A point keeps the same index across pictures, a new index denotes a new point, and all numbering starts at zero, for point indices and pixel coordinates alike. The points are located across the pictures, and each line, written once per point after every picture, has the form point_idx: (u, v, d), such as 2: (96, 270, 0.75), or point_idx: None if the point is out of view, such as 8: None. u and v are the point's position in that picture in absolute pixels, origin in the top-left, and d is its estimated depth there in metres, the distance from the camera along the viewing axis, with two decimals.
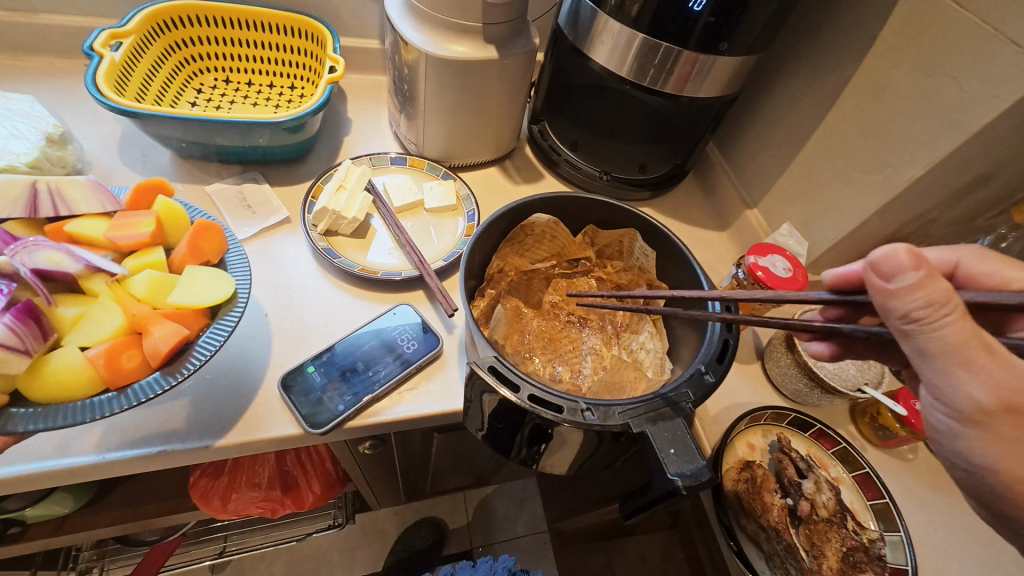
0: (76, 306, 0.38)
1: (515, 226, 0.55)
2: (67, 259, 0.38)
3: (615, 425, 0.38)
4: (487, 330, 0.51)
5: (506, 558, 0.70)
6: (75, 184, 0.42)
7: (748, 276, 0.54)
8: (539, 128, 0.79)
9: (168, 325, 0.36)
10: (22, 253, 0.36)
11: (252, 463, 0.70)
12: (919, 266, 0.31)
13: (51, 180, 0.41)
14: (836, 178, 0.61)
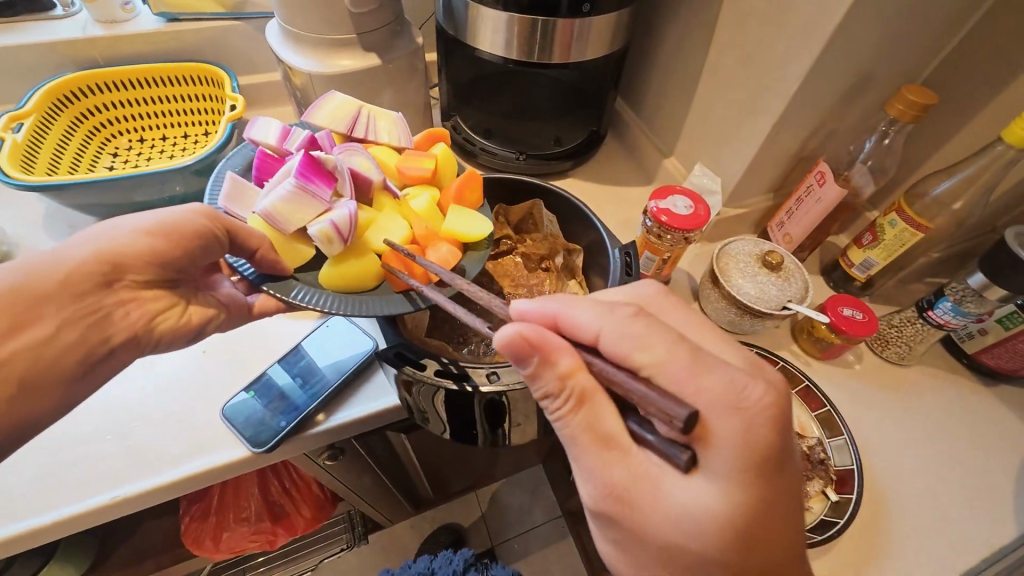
0: (368, 212, 0.46)
1: None
2: (372, 167, 0.48)
3: (518, 382, 0.41)
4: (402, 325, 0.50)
5: (464, 552, 0.80)
6: (389, 119, 0.52)
7: (653, 222, 0.55)
8: (451, 124, 0.80)
9: (444, 250, 0.46)
10: (347, 158, 0.47)
11: (236, 500, 0.71)
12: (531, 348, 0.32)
13: (371, 110, 0.52)
14: (730, 112, 0.63)
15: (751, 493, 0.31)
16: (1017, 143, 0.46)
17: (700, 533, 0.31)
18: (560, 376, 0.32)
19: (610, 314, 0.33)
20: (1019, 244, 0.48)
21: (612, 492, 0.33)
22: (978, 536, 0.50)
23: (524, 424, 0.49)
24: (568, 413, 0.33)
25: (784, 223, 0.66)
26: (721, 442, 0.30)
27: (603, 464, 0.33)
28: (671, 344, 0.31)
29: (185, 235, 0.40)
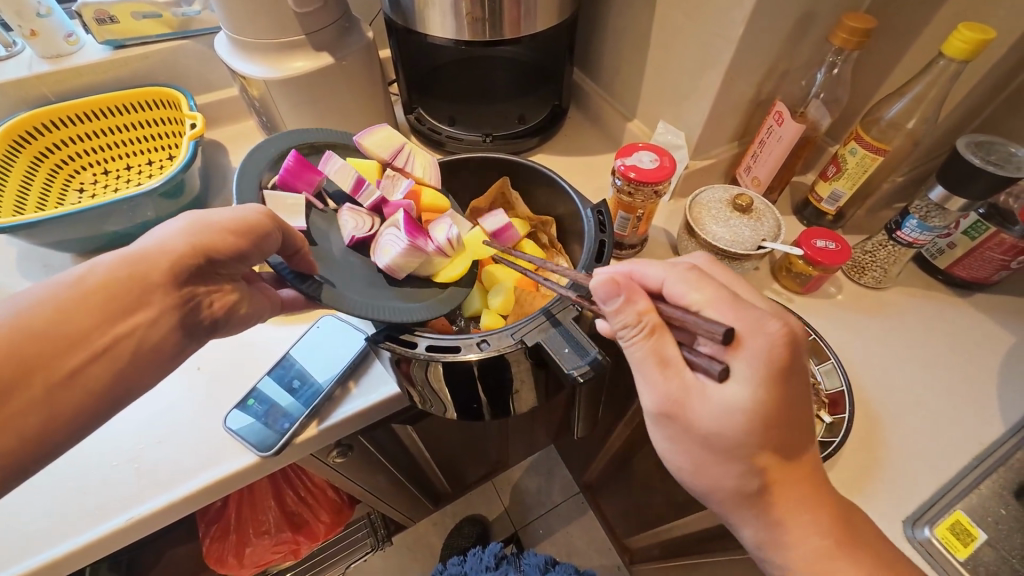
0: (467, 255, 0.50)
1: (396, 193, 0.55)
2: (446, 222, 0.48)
3: (509, 346, 0.42)
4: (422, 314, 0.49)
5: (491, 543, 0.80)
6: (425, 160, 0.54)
7: (623, 180, 0.56)
8: (415, 116, 0.80)
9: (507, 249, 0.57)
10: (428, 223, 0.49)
11: (254, 515, 0.72)
12: (619, 292, 0.36)
13: (411, 146, 0.54)
14: (683, 65, 0.64)
15: (775, 402, 0.35)
16: (957, 55, 0.48)
17: (738, 427, 0.36)
18: (637, 314, 0.36)
19: (672, 267, 0.39)
20: (971, 152, 0.50)
21: (666, 405, 0.37)
22: (967, 435, 0.52)
23: (524, 391, 0.50)
24: (641, 342, 0.37)
25: (751, 167, 0.67)
26: (751, 361, 0.35)
27: (664, 383, 0.37)
28: (719, 289, 0.37)
29: (261, 234, 0.40)
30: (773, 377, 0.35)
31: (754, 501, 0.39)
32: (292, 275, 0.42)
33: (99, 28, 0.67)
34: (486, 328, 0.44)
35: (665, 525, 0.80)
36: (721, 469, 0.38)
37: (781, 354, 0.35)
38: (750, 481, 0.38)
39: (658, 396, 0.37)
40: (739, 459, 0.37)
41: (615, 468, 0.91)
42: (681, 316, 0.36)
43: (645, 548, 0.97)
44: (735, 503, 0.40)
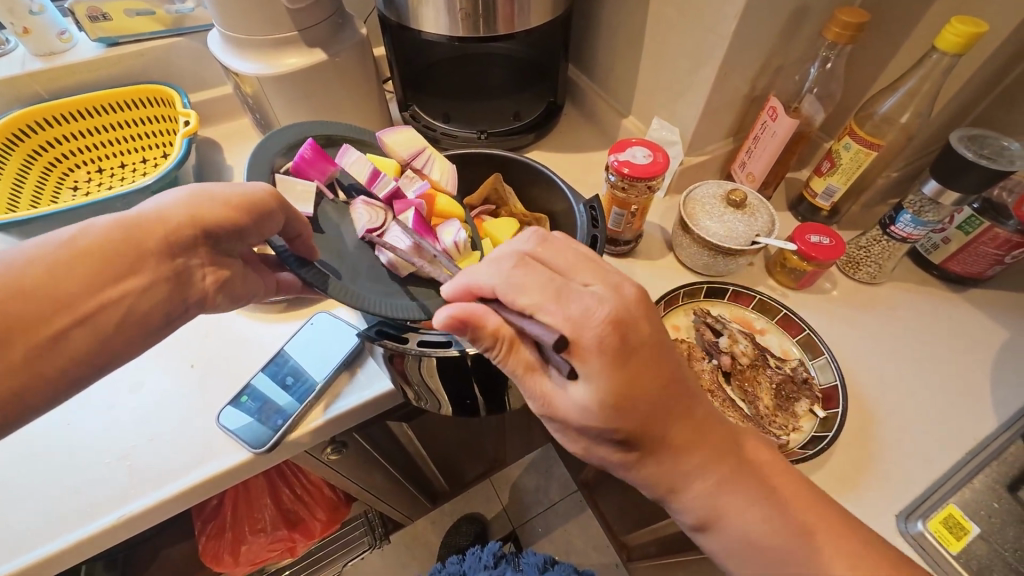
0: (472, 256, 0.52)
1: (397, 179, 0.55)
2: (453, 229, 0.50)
3: None
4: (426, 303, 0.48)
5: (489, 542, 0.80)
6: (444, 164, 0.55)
7: (617, 176, 0.55)
8: (410, 113, 0.79)
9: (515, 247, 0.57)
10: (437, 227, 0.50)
11: (250, 513, 0.72)
12: (465, 322, 0.35)
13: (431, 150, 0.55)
14: (677, 60, 0.64)
15: (632, 398, 0.33)
16: (949, 49, 0.48)
17: (629, 425, 0.34)
18: (491, 334, 0.36)
19: (498, 267, 0.35)
20: (964, 146, 0.50)
21: (547, 396, 0.36)
22: (961, 430, 0.52)
23: (517, 386, 0.50)
24: (504, 359, 0.37)
25: (746, 162, 0.67)
26: (590, 360, 0.33)
27: (538, 376, 0.36)
28: (543, 282, 0.34)
29: (262, 212, 0.40)
30: (610, 368, 0.33)
31: (635, 469, 0.37)
32: (295, 262, 0.41)
33: (93, 25, 0.67)
34: None
35: (662, 522, 0.80)
36: (602, 446, 0.37)
37: (607, 350, 0.32)
38: (628, 453, 0.36)
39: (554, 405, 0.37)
40: (649, 455, 0.36)
41: None
42: (525, 319, 0.34)
43: (641, 545, 0.97)
44: (625, 472, 0.38)
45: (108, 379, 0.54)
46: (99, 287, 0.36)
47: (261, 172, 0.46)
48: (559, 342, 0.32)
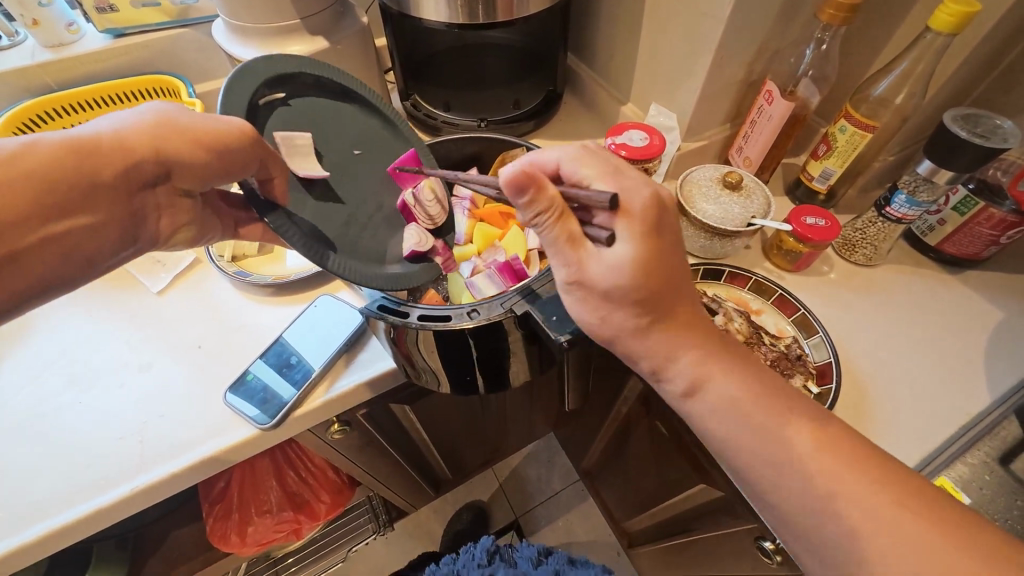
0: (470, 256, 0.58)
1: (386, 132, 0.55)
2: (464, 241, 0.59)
3: (499, 315, 0.43)
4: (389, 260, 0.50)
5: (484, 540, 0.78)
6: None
7: (614, 159, 0.56)
8: (411, 102, 0.81)
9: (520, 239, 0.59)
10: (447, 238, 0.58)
11: (256, 494, 0.73)
12: (530, 179, 0.37)
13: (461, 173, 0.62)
14: (675, 45, 0.64)
15: (654, 260, 0.37)
16: (941, 27, 0.48)
17: (633, 281, 0.37)
18: (548, 198, 0.37)
19: (569, 152, 0.41)
20: (956, 124, 0.50)
21: (573, 273, 0.38)
22: (956, 407, 0.52)
23: (515, 364, 0.51)
24: (551, 224, 0.38)
25: (742, 147, 0.67)
26: (633, 219, 0.37)
27: (572, 252, 0.38)
28: (599, 164, 0.40)
29: (236, 152, 0.42)
30: (645, 234, 0.37)
31: (645, 335, 0.39)
32: (266, 208, 0.42)
33: (101, 17, 0.69)
34: (476, 299, 0.45)
35: (661, 506, 0.81)
36: (618, 312, 0.38)
37: (651, 214, 0.37)
38: (642, 318, 0.39)
39: (569, 269, 0.38)
40: (630, 308, 0.38)
41: (612, 452, 0.92)
42: (579, 190, 0.38)
43: (642, 532, 0.98)
44: (629, 341, 0.40)
45: (118, 359, 0.56)
46: (48, 217, 0.38)
47: (241, 100, 0.44)
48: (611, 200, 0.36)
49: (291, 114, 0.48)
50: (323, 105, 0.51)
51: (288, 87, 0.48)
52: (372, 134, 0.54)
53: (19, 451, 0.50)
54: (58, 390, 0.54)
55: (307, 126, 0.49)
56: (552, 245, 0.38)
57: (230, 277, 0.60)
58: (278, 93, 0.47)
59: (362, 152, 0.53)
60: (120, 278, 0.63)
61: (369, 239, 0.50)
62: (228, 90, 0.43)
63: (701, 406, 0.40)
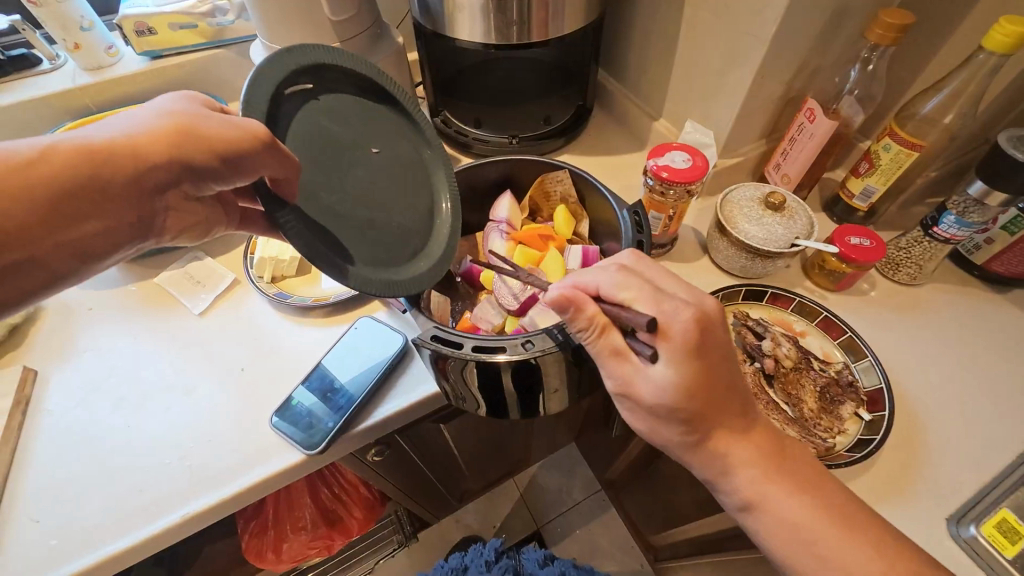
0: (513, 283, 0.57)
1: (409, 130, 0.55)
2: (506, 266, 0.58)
3: (554, 346, 0.43)
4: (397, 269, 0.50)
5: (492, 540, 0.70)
6: (511, 203, 0.61)
7: (655, 180, 0.56)
8: (441, 119, 0.82)
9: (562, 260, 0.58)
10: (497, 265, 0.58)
11: (291, 511, 0.74)
12: (568, 304, 0.39)
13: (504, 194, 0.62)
14: (715, 63, 0.64)
15: (699, 379, 0.37)
16: (997, 49, 0.47)
17: (669, 402, 0.37)
18: (587, 318, 0.38)
19: (604, 272, 0.40)
20: (1013, 146, 0.50)
21: (620, 386, 0.39)
22: (1012, 434, 0.51)
23: (559, 390, 0.50)
24: (593, 341, 0.39)
25: (780, 164, 0.67)
26: (675, 347, 0.36)
27: (616, 366, 0.39)
28: (641, 285, 0.38)
29: (249, 158, 0.40)
30: (687, 361, 0.36)
31: (694, 450, 0.40)
32: (269, 199, 0.42)
33: (139, 39, 0.70)
34: (530, 329, 0.44)
35: (694, 522, 0.80)
36: (666, 429, 0.39)
37: (693, 341, 0.36)
38: (688, 436, 0.39)
39: (612, 380, 0.40)
40: (674, 421, 0.38)
41: (640, 467, 0.91)
42: (616, 311, 0.38)
43: (670, 546, 0.97)
44: (681, 453, 0.41)
45: (164, 382, 0.56)
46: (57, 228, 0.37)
47: (268, 85, 0.42)
48: (651, 324, 0.35)
49: (317, 104, 0.47)
50: (351, 102, 0.50)
51: (317, 77, 0.47)
52: (396, 140, 0.54)
53: (72, 476, 0.50)
54: (106, 414, 0.54)
55: (331, 121, 0.48)
56: (601, 362, 0.40)
57: (270, 299, 0.61)
58: (308, 82, 0.46)
59: (379, 151, 0.51)
60: (161, 299, 0.63)
61: (378, 242, 0.49)
62: (258, 76, 0.41)
63: (756, 520, 0.40)
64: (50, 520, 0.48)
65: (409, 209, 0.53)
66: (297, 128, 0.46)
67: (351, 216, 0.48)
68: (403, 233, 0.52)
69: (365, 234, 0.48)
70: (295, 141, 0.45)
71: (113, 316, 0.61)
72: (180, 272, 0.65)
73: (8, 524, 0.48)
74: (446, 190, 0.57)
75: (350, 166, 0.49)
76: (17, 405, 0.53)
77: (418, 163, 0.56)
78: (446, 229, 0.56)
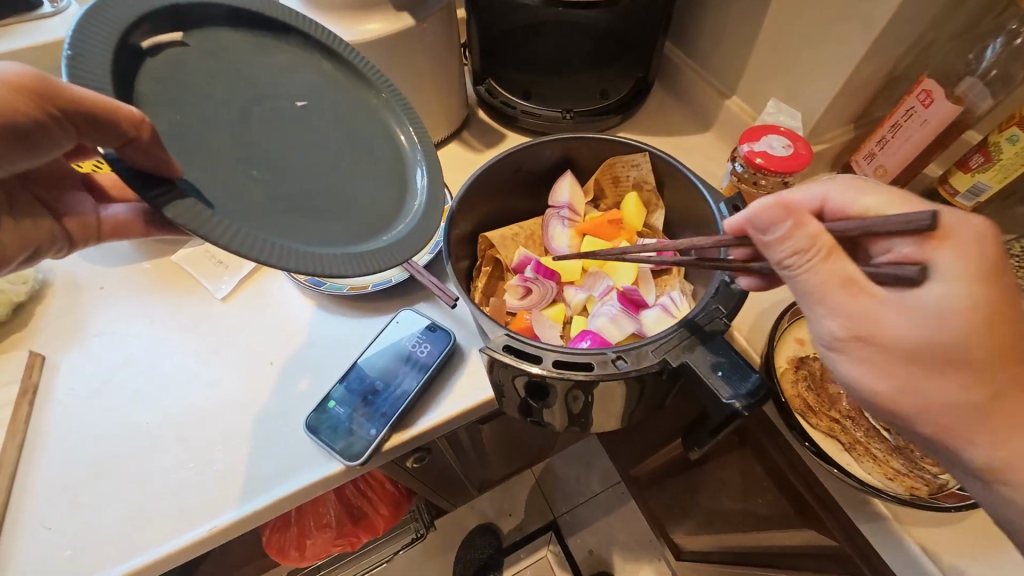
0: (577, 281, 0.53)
1: (343, 78, 0.44)
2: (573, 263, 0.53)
3: (652, 365, 0.37)
4: (346, 244, 0.37)
5: None
6: (578, 191, 0.55)
7: (746, 167, 0.49)
8: (485, 87, 0.73)
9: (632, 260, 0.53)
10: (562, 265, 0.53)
11: (315, 507, 0.69)
12: (787, 216, 0.33)
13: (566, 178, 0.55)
14: (817, 33, 0.56)
15: (998, 307, 0.31)
16: None
17: (946, 327, 0.31)
18: (812, 235, 0.32)
19: (830, 181, 0.37)
20: None
21: (853, 326, 0.33)
22: None
23: (632, 408, 0.45)
24: (818, 266, 0.33)
25: (875, 154, 0.59)
26: (955, 257, 0.31)
27: (847, 299, 0.32)
28: (891, 198, 0.36)
29: (96, 121, 0.30)
30: (971, 269, 0.31)
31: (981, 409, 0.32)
32: (143, 182, 0.29)
33: None
34: (622, 344, 0.38)
35: (735, 531, 0.76)
36: (941, 383, 0.32)
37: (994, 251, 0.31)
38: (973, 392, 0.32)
39: (840, 318, 0.33)
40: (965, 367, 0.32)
41: (671, 470, 0.86)
42: (855, 227, 0.32)
43: (699, 549, 0.94)
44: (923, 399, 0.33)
45: (184, 374, 0.51)
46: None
47: (107, 38, 0.31)
48: (932, 221, 0.29)
49: (198, 59, 0.36)
50: (244, 49, 0.39)
51: (187, 23, 0.36)
52: (322, 84, 0.43)
53: (85, 478, 0.45)
54: (122, 409, 0.49)
55: (217, 70, 0.37)
56: (818, 295, 0.33)
57: (301, 285, 0.54)
58: (174, 32, 0.36)
59: (305, 104, 0.41)
60: (180, 279, 0.57)
61: (336, 210, 0.39)
62: (80, 29, 0.30)
63: None
64: (65, 528, 0.43)
65: (368, 162, 0.42)
66: (178, 93, 0.35)
67: (291, 190, 0.37)
68: (368, 191, 0.41)
69: (291, 205, 0.36)
70: (185, 109, 0.34)
71: (126, 297, 0.55)
72: (200, 249, 0.58)
73: (18, 531, 0.43)
74: (403, 122, 0.45)
75: (268, 126, 0.38)
76: (23, 395, 0.48)
77: (361, 112, 0.44)
78: (419, 173, 0.45)
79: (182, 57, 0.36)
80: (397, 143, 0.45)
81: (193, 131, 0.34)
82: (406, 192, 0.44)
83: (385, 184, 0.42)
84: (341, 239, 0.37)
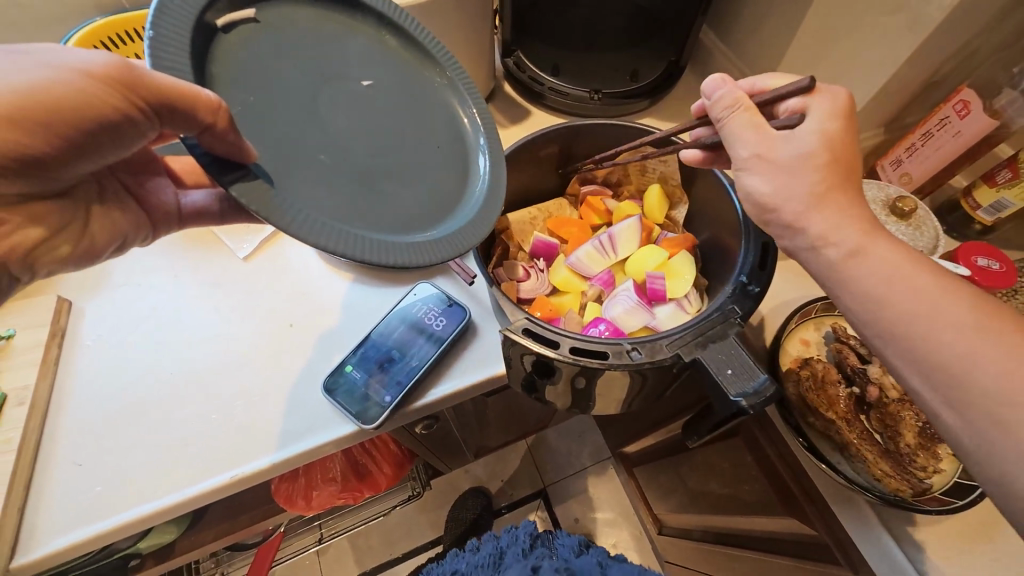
0: (592, 268, 0.55)
1: (409, 55, 0.44)
2: (591, 250, 0.55)
3: (664, 358, 0.38)
4: (410, 233, 0.37)
5: (527, 523, 0.67)
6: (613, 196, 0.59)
7: None
8: (514, 61, 0.71)
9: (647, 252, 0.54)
10: (579, 252, 0.55)
11: (322, 461, 0.73)
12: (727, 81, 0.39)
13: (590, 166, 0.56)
14: (862, 33, 0.55)
15: (849, 145, 0.35)
16: None
17: (823, 151, 0.34)
18: (738, 93, 0.38)
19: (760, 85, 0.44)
20: None
21: (755, 151, 0.36)
22: None
23: (638, 395, 0.46)
24: (738, 112, 0.37)
25: (902, 161, 0.58)
26: (828, 103, 0.36)
27: (753, 134, 0.36)
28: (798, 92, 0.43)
29: (184, 109, 0.31)
30: (847, 125, 0.36)
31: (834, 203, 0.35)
32: (217, 167, 0.30)
33: None
34: (636, 336, 0.39)
35: (720, 512, 0.80)
36: (803, 180, 0.34)
37: (852, 104, 0.36)
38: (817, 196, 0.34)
39: (752, 148, 0.36)
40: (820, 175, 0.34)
41: (664, 451, 0.89)
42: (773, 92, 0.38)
43: (682, 525, 0.98)
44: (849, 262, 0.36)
45: (206, 329, 0.52)
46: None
47: (185, 18, 0.32)
48: (810, 82, 0.37)
49: (269, 36, 0.37)
50: (313, 26, 0.39)
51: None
52: (384, 60, 0.42)
53: (114, 421, 0.48)
54: (147, 359, 0.51)
55: (286, 48, 0.37)
56: (739, 125, 0.37)
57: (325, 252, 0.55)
58: (246, 8, 0.36)
59: (372, 85, 0.41)
60: (205, 236, 0.58)
61: (400, 196, 0.39)
62: (158, 9, 0.30)
63: None
64: (94, 466, 0.46)
65: (432, 144, 0.42)
66: (249, 72, 0.35)
67: (358, 173, 0.37)
68: (431, 177, 0.41)
69: (358, 190, 0.37)
70: (258, 90, 0.35)
71: (150, 249, 0.56)
72: None
73: (50, 466, 0.45)
74: (466, 103, 0.45)
75: (335, 104, 0.38)
76: (53, 337, 0.50)
77: (427, 94, 0.44)
78: (482, 159, 0.44)
79: (254, 34, 0.36)
80: (460, 123, 0.45)
81: (264, 112, 0.34)
82: (469, 177, 0.43)
83: (449, 169, 0.42)
84: (404, 228, 0.37)
